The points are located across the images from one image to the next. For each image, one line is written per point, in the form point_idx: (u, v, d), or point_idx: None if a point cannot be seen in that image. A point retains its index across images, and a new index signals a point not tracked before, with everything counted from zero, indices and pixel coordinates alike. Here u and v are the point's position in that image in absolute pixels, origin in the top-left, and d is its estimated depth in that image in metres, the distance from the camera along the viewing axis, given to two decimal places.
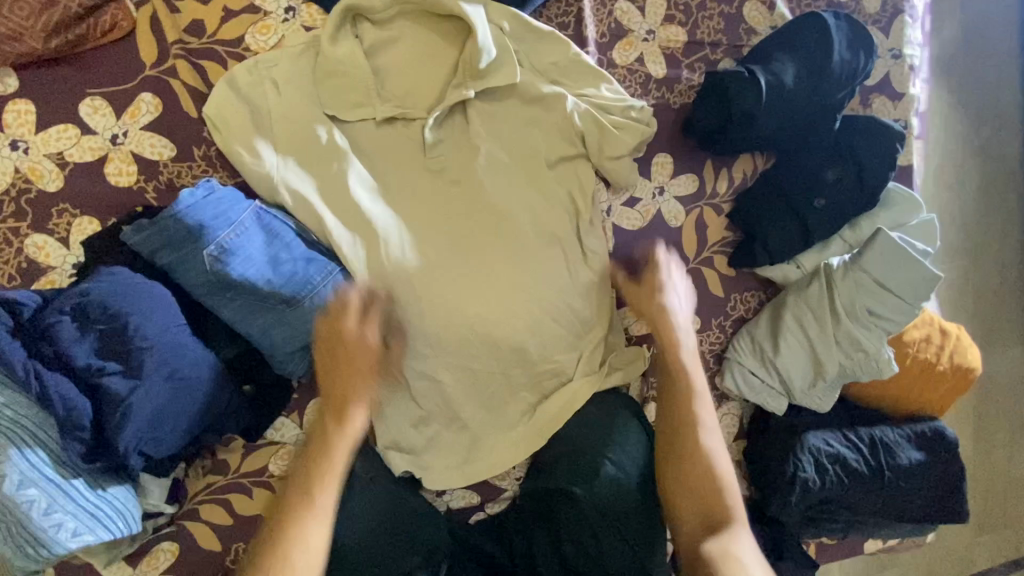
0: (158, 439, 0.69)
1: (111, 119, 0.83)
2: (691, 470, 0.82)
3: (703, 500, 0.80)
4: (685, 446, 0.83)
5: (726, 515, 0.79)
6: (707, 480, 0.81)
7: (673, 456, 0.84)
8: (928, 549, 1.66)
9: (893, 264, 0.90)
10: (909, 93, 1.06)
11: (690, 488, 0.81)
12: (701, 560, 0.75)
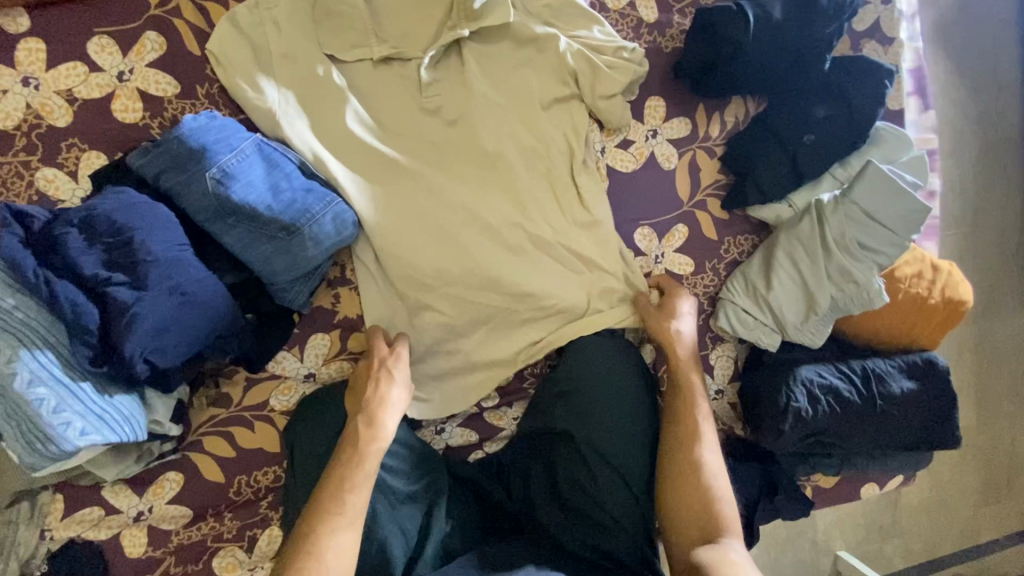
0: (164, 350, 0.71)
1: (117, 57, 0.86)
2: (690, 476, 0.88)
3: (701, 523, 0.85)
4: (681, 434, 0.92)
5: (722, 530, 0.84)
6: (704, 506, 0.86)
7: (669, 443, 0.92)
8: (932, 515, 1.65)
9: (883, 196, 0.91)
10: (899, 38, 1.08)
11: (686, 507, 0.87)
12: (698, 565, 0.79)
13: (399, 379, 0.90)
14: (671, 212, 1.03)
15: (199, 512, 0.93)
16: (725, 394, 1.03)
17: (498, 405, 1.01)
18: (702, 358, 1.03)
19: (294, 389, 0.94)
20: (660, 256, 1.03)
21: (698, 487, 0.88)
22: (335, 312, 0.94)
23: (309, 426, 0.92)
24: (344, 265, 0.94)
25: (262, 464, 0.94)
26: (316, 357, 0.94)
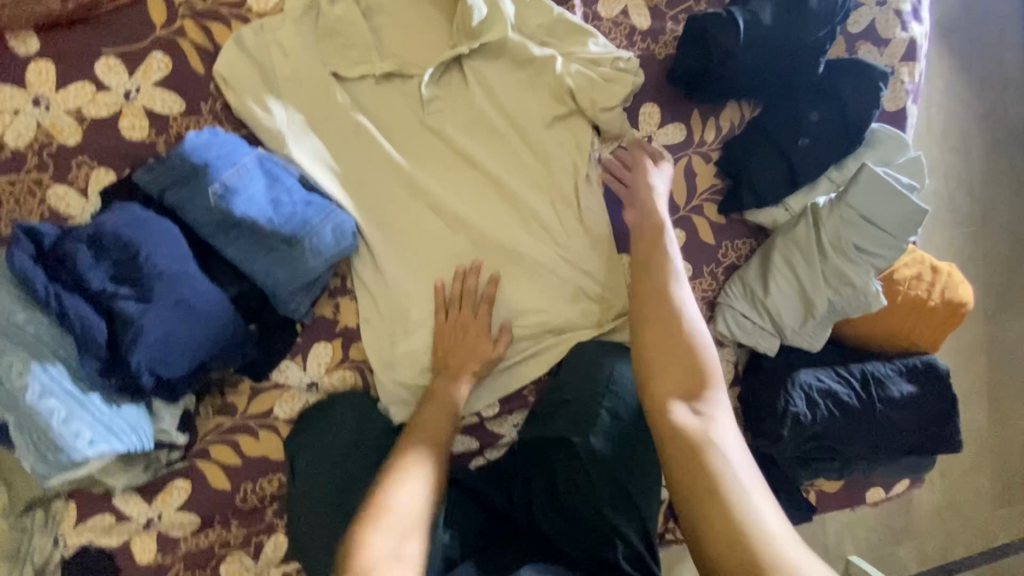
0: (169, 362, 0.74)
1: (124, 77, 0.88)
2: (665, 333, 0.76)
3: (678, 369, 0.73)
4: (649, 289, 0.81)
5: (704, 383, 0.73)
6: (683, 359, 0.74)
7: (638, 302, 0.81)
8: (943, 517, 1.63)
9: (877, 197, 0.91)
10: (895, 39, 1.08)
11: (660, 353, 0.75)
12: (673, 429, 0.68)
13: (456, 407, 0.91)
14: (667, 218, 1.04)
15: (206, 519, 0.95)
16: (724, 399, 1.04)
17: (499, 413, 1.05)
18: None
19: (297, 398, 0.96)
20: None
21: (676, 339, 0.75)
22: (337, 321, 0.96)
23: (310, 435, 0.94)
24: (345, 275, 0.97)
25: (267, 471, 0.96)
26: (319, 366, 0.96)
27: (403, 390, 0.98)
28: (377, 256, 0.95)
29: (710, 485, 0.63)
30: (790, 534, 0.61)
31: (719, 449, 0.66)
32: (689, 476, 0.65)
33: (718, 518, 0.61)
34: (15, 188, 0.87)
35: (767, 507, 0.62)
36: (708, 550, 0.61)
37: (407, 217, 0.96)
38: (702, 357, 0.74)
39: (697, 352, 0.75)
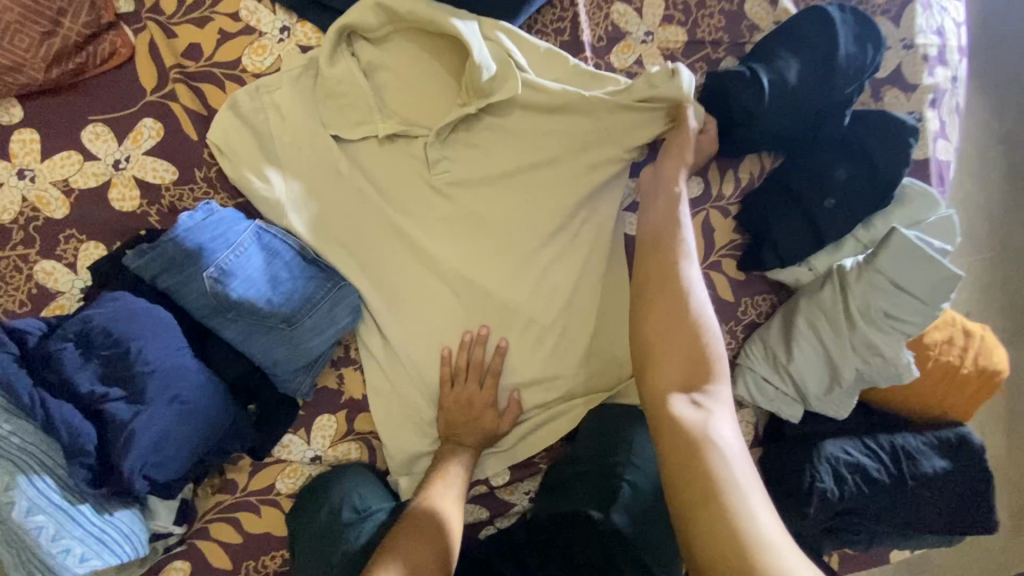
0: (163, 465, 0.70)
1: (112, 145, 0.84)
2: (666, 310, 0.71)
3: (681, 358, 0.69)
4: (660, 262, 0.75)
5: (709, 377, 0.68)
6: (686, 343, 0.69)
7: (645, 271, 0.75)
8: None
9: (908, 264, 0.86)
10: (923, 84, 1.02)
11: (663, 339, 0.70)
12: (670, 421, 0.63)
13: (451, 482, 0.89)
14: None
15: None
16: None
17: (510, 480, 1.01)
18: None
19: (300, 471, 0.91)
20: None
21: (680, 319, 0.70)
22: (342, 392, 0.92)
23: (310, 513, 0.88)
24: (349, 344, 0.92)
25: (270, 548, 0.91)
26: (323, 439, 0.91)
27: (412, 461, 0.94)
28: (383, 324, 0.91)
29: (707, 486, 0.58)
30: (789, 544, 0.56)
31: (718, 447, 0.61)
32: (684, 465, 0.60)
33: (713, 521, 0.56)
34: (1, 265, 0.82)
35: (766, 513, 0.57)
36: (699, 548, 0.56)
37: (415, 283, 0.92)
38: (709, 351, 0.69)
39: (703, 343, 0.69)
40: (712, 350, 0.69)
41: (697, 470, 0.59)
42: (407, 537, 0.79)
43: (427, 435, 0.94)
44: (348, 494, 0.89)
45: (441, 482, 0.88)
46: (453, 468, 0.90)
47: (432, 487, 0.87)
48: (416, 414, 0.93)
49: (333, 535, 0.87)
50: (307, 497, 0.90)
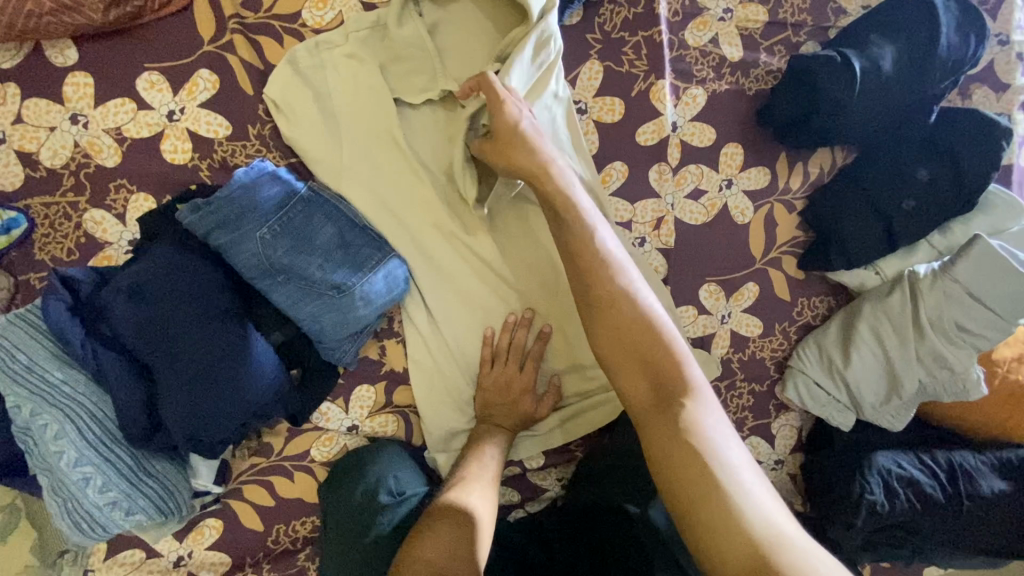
0: (209, 427, 0.69)
1: (167, 95, 0.81)
2: (618, 316, 0.64)
3: (641, 355, 0.63)
4: (589, 262, 0.67)
5: (673, 369, 0.63)
6: (649, 349, 0.63)
7: (578, 276, 0.67)
8: None
9: (989, 274, 0.81)
10: (1015, 84, 0.95)
11: (624, 348, 0.64)
12: (656, 438, 0.59)
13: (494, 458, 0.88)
14: (741, 270, 0.95)
15: (238, 561, 0.90)
16: (784, 465, 0.97)
17: (544, 465, 0.99)
18: (763, 427, 0.96)
19: (335, 441, 0.90)
20: (726, 315, 0.95)
21: (634, 322, 0.64)
22: (383, 363, 0.90)
23: (344, 484, 0.88)
24: (392, 316, 0.90)
25: (301, 514, 0.91)
26: (361, 409, 0.90)
27: (446, 439, 0.92)
28: (428, 298, 0.88)
29: (709, 489, 0.55)
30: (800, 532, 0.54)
31: (710, 447, 0.57)
32: (680, 472, 0.56)
33: (725, 530, 0.53)
34: (50, 210, 0.80)
35: (772, 503, 0.55)
36: (712, 555, 0.53)
37: (464, 260, 0.89)
38: (673, 348, 0.63)
39: (666, 347, 0.63)
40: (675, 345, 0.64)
41: (698, 480, 0.55)
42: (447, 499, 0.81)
43: (465, 413, 0.92)
44: (386, 470, 0.88)
45: (479, 463, 0.86)
46: (488, 455, 0.88)
47: (469, 466, 0.86)
48: (455, 392, 0.91)
49: (363, 508, 0.86)
50: (344, 466, 0.89)
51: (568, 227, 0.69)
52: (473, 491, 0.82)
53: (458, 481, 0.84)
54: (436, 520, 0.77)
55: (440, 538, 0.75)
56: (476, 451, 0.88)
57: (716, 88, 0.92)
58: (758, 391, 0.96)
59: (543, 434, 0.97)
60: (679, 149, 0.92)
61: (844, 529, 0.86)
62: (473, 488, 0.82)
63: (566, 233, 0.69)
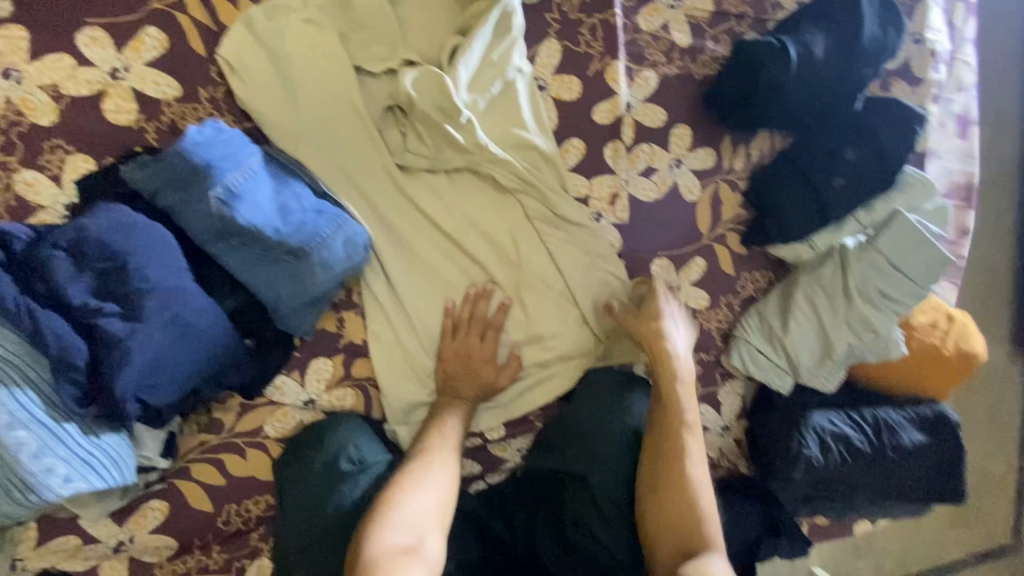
0: (159, 389, 0.66)
1: (111, 52, 0.78)
2: (681, 476, 0.85)
3: (681, 524, 0.83)
4: (665, 425, 0.88)
5: (695, 533, 0.82)
6: (689, 531, 0.82)
7: (657, 423, 0.89)
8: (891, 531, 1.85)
9: (905, 246, 0.91)
10: (928, 78, 1.05)
11: (665, 527, 0.83)
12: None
13: (452, 431, 0.88)
14: (689, 245, 1.00)
15: (185, 544, 0.87)
16: (731, 431, 1.04)
17: (504, 437, 1.00)
18: (711, 395, 1.02)
19: (291, 416, 0.88)
20: (676, 289, 1.00)
21: (683, 507, 0.83)
22: (341, 336, 0.89)
23: (298, 460, 0.86)
24: (351, 288, 0.89)
25: (253, 494, 0.88)
26: (318, 383, 0.88)
27: (406, 412, 0.92)
28: (387, 270, 0.88)
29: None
30: None
31: None
32: None
33: None
34: None
35: None
36: None
37: (423, 230, 0.89)
38: (706, 526, 0.82)
39: (701, 517, 0.83)
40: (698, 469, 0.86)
41: None
42: (412, 476, 0.80)
43: (426, 386, 0.92)
44: (342, 443, 0.87)
45: (447, 438, 0.86)
46: (454, 426, 0.88)
47: (429, 437, 0.86)
48: (415, 363, 0.91)
49: (319, 485, 0.85)
50: (298, 443, 0.87)
51: (662, 387, 0.90)
52: (447, 446, 0.85)
53: (426, 437, 0.86)
54: (409, 470, 0.81)
55: (416, 491, 0.78)
56: (443, 416, 0.89)
57: (666, 72, 0.97)
58: (706, 360, 1.02)
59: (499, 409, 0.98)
60: (632, 129, 0.96)
61: (778, 486, 0.94)
62: (440, 445, 0.85)
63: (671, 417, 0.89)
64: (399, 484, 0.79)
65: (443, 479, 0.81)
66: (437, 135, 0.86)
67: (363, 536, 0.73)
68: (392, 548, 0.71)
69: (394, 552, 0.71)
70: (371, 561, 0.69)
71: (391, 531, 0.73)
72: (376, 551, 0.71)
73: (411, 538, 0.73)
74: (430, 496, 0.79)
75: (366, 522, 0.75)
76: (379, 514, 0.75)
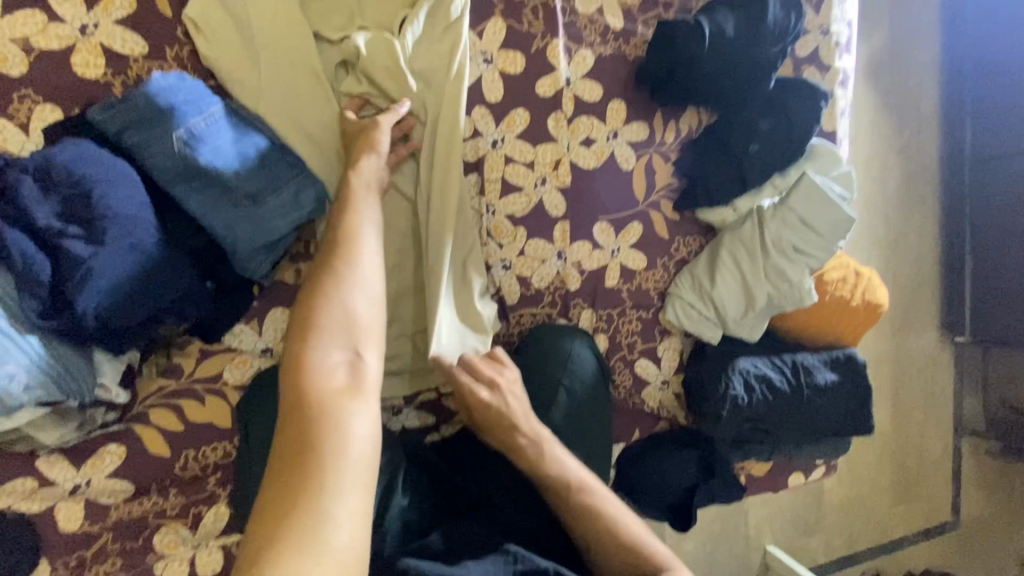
0: (122, 308, 0.71)
1: (81, 10, 0.83)
2: (593, 514, 0.86)
3: (624, 553, 0.83)
4: (554, 485, 0.88)
5: (643, 556, 0.83)
6: (636, 556, 0.83)
7: (548, 493, 0.88)
8: (837, 507, 1.93)
9: (814, 203, 1.02)
10: (834, 66, 1.19)
11: (614, 552, 0.84)
12: None
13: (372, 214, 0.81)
14: (627, 210, 1.09)
15: (141, 487, 0.88)
16: (669, 385, 1.12)
17: None
18: (650, 350, 1.11)
19: (249, 363, 0.92)
20: (615, 250, 1.09)
21: (609, 534, 0.85)
22: (297, 286, 0.94)
23: (261, 402, 0.90)
24: (307, 242, 0.94)
25: (212, 439, 0.91)
26: (275, 331, 0.93)
27: None
28: None
29: None
30: None
31: None
32: None
33: None
34: None
35: None
36: None
37: (378, 187, 0.96)
38: (644, 545, 0.84)
39: (642, 544, 0.84)
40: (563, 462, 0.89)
41: None
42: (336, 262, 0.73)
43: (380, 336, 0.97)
44: None
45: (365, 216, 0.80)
46: (369, 228, 0.78)
47: (349, 218, 0.79)
48: None
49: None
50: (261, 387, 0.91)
51: (553, 489, 0.88)
52: (368, 254, 0.75)
53: (342, 259, 0.73)
54: (324, 290, 0.69)
55: (341, 300, 0.69)
56: (342, 233, 0.77)
57: (602, 51, 1.07)
58: (645, 318, 1.11)
59: (420, 366, 1.02)
60: (572, 102, 1.06)
61: (712, 426, 1.03)
62: (362, 258, 0.74)
63: (554, 484, 0.88)
64: (321, 310, 0.67)
65: (371, 280, 0.72)
66: (391, 99, 0.94)
67: (295, 382, 0.63)
68: (331, 383, 0.62)
69: (336, 387, 0.62)
70: (311, 408, 0.60)
71: (325, 360, 0.64)
72: (316, 395, 0.61)
73: (350, 358, 0.65)
74: (364, 297, 0.70)
75: (295, 356, 0.65)
76: (311, 333, 0.66)
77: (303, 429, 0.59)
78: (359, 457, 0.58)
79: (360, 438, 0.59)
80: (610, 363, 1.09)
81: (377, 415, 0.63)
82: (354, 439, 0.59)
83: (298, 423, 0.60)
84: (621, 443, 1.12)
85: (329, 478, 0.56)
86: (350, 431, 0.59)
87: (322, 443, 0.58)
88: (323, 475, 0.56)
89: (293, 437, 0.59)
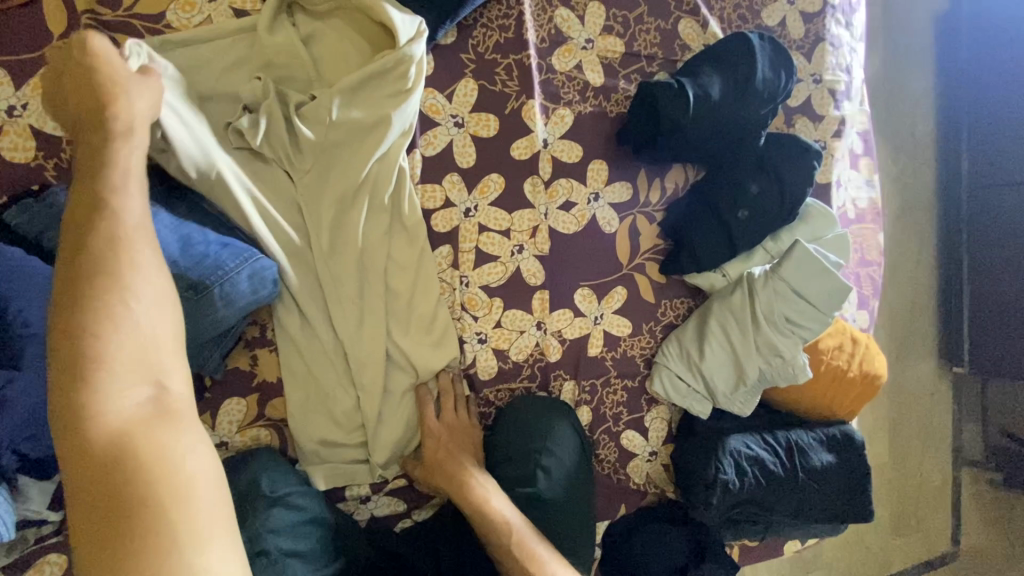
0: (33, 439, 0.65)
1: (7, 89, 0.76)
2: (522, 554, 0.85)
3: None
4: (489, 524, 0.86)
5: None
6: None
7: (488, 536, 0.86)
8: (839, 548, 1.84)
9: (808, 274, 0.97)
10: (828, 116, 1.14)
11: None
12: None
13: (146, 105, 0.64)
14: (610, 275, 1.03)
15: None
16: (657, 457, 1.05)
17: None
18: (637, 421, 1.04)
19: None
20: (598, 317, 1.02)
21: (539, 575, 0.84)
22: (254, 374, 0.88)
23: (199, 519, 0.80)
24: (264, 324, 0.88)
25: None
26: (230, 424, 0.86)
27: (322, 447, 0.90)
28: (303, 299, 0.87)
29: None
30: None
31: None
32: None
33: None
34: None
35: None
36: None
37: (339, 262, 0.88)
38: None
39: None
40: (497, 507, 0.87)
41: None
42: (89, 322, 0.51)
43: (343, 420, 0.90)
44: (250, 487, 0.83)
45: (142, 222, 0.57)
46: (134, 227, 0.56)
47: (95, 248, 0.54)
48: (333, 401, 0.90)
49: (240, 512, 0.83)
50: None
51: (492, 533, 0.86)
52: (147, 248, 0.56)
53: (116, 261, 0.54)
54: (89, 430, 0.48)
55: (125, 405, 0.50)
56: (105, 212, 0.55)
57: (581, 110, 1.01)
58: (631, 387, 1.04)
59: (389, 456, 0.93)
60: (550, 164, 0.99)
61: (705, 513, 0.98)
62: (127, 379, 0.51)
63: (493, 530, 0.86)
64: (99, 328, 0.50)
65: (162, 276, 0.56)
66: (352, 172, 0.86)
67: (73, 435, 0.48)
68: (134, 409, 0.50)
69: (139, 415, 0.50)
70: (112, 455, 0.48)
71: (148, 430, 0.50)
72: (114, 429, 0.49)
73: (149, 385, 0.52)
74: (144, 339, 0.53)
75: (102, 427, 0.49)
76: (86, 359, 0.50)
77: (122, 498, 0.47)
78: (205, 497, 0.50)
79: (198, 471, 0.51)
80: (594, 438, 1.02)
81: (215, 459, 0.53)
82: (198, 476, 0.50)
83: (103, 479, 0.47)
84: (606, 520, 1.05)
85: (176, 529, 0.47)
86: (192, 479, 0.50)
87: (152, 513, 0.47)
88: (157, 533, 0.46)
89: (101, 537, 0.46)
